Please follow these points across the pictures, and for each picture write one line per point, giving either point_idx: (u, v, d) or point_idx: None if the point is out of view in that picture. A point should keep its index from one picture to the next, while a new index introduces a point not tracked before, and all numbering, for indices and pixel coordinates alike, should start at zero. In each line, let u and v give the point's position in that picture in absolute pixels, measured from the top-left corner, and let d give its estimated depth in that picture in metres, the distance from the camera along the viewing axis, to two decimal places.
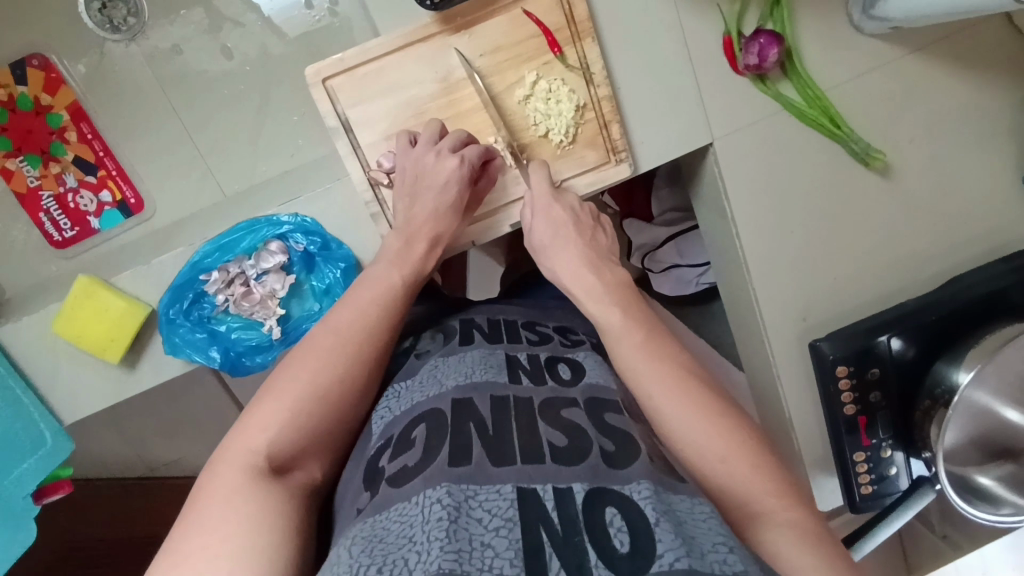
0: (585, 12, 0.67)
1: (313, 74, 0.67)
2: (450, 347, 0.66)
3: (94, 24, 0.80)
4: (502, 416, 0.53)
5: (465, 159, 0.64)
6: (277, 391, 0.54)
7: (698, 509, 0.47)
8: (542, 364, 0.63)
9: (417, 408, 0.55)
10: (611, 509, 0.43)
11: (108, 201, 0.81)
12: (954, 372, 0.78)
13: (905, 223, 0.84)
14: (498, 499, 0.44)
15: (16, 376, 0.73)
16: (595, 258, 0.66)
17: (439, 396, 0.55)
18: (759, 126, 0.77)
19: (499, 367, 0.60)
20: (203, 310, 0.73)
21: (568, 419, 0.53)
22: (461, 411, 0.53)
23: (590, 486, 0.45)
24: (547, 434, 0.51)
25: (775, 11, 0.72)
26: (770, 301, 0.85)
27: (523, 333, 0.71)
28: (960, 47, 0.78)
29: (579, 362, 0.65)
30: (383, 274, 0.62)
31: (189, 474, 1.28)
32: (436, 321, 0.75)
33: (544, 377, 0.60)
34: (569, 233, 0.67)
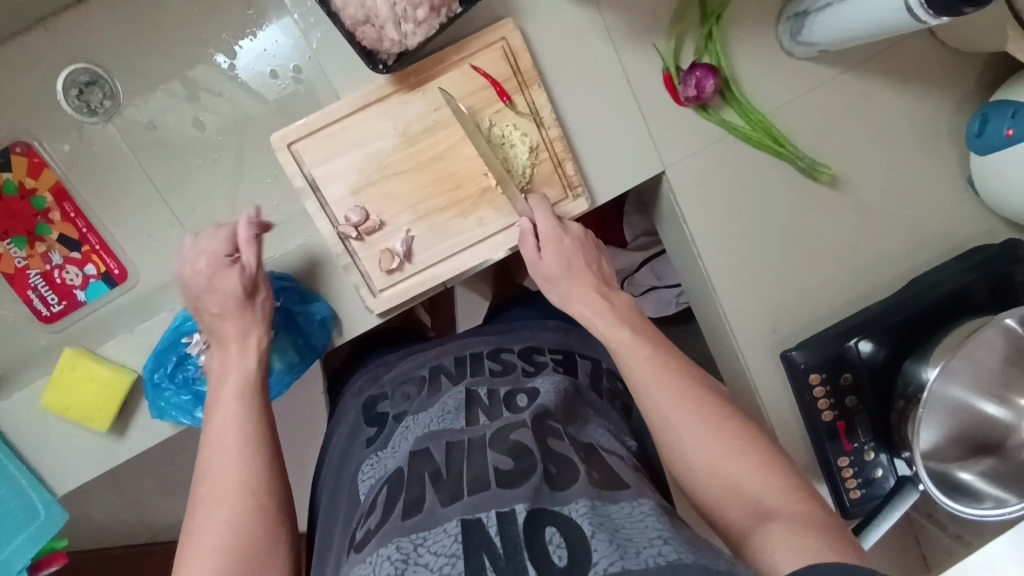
0: (529, 62, 0.72)
1: (278, 140, 0.70)
2: (419, 403, 0.75)
3: (72, 109, 0.83)
4: (454, 459, 0.60)
5: (208, 253, 0.69)
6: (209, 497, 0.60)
7: (638, 511, 0.54)
8: (501, 397, 0.71)
9: (386, 473, 0.64)
10: (553, 528, 0.50)
11: (93, 274, 0.85)
12: (925, 368, 0.80)
13: (861, 232, 0.87)
14: (444, 537, 0.50)
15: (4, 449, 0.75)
16: (604, 288, 0.72)
17: (403, 455, 0.64)
18: (708, 152, 0.81)
19: (457, 412, 0.68)
20: (187, 373, 0.74)
21: (515, 441, 0.61)
22: (418, 464, 0.61)
23: (532, 506, 0.52)
24: (495, 460, 0.59)
25: (708, 45, 0.76)
26: (740, 317, 0.87)
27: (488, 364, 0.79)
28: (891, 63, 0.82)
29: (536, 389, 0.72)
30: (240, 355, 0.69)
31: None
32: (405, 372, 0.83)
33: (501, 408, 0.68)
34: (580, 265, 0.73)
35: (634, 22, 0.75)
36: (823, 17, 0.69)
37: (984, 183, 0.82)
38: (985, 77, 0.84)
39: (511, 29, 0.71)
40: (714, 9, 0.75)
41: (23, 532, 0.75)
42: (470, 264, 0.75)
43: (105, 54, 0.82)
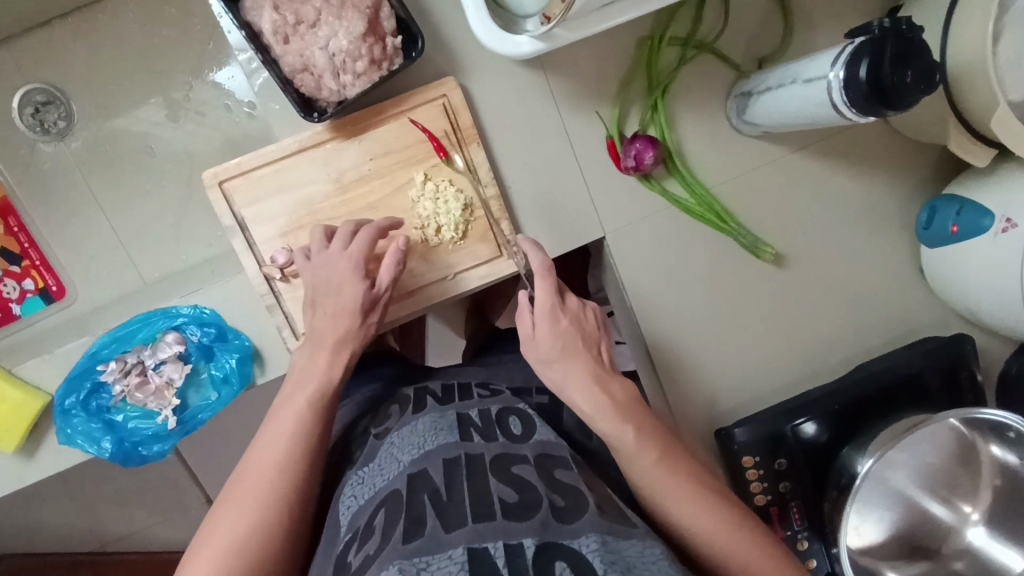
0: (468, 121, 0.72)
1: (210, 176, 0.71)
2: (404, 421, 0.70)
3: (26, 126, 0.84)
4: (453, 482, 0.57)
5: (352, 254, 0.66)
6: (235, 499, 0.57)
7: (648, 552, 0.52)
8: (493, 419, 0.70)
9: (377, 495, 0.59)
10: (562, 563, 0.47)
11: (31, 289, 0.85)
12: (859, 460, 0.77)
13: (808, 312, 0.85)
14: (449, 563, 0.46)
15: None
16: (602, 371, 0.67)
17: (397, 475, 0.59)
18: (650, 221, 0.80)
19: (450, 429, 0.65)
20: (101, 400, 0.74)
21: (517, 475, 0.58)
22: (416, 486, 0.56)
23: (540, 540, 0.49)
24: (498, 490, 0.56)
25: (654, 116, 0.75)
26: (677, 389, 0.85)
27: (475, 391, 0.78)
28: (843, 145, 0.81)
29: (529, 416, 0.71)
30: (308, 364, 0.65)
31: (140, 550, 1.28)
32: (392, 397, 0.79)
33: (495, 432, 0.67)
34: (579, 346, 0.67)
35: (579, 88, 0.75)
36: (763, 101, 0.69)
37: (932, 274, 0.80)
38: (938, 166, 0.83)
39: (452, 87, 0.71)
40: (661, 81, 0.74)
41: None
42: (470, 285, 0.75)
43: (62, 75, 0.83)
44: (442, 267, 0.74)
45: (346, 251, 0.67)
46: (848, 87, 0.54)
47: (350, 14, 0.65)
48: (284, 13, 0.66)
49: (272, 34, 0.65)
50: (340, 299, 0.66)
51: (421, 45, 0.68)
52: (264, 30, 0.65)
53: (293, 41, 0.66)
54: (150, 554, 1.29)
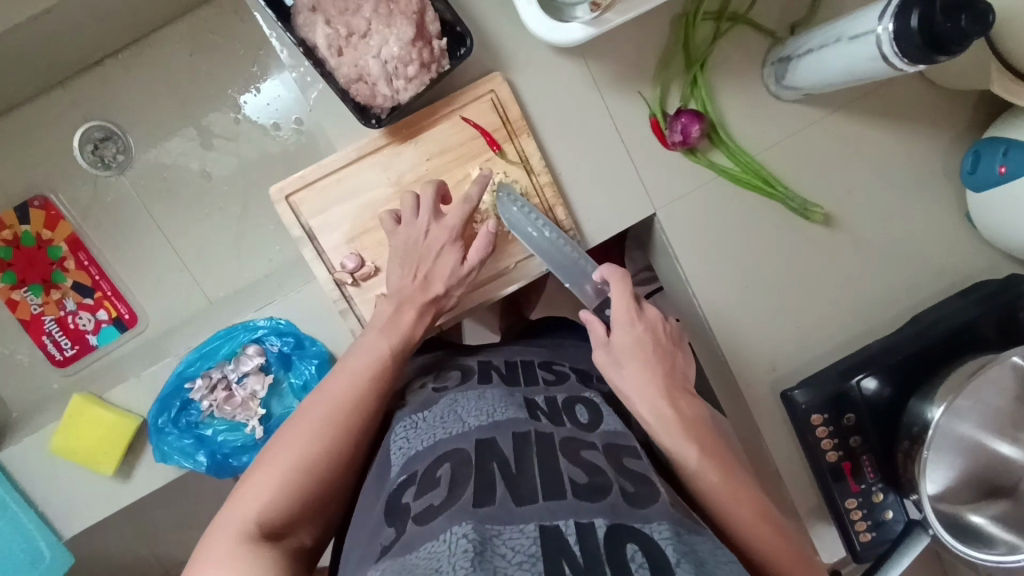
0: (517, 113, 0.74)
1: (276, 192, 0.73)
2: (467, 386, 0.69)
3: (87, 163, 0.88)
4: (523, 455, 0.55)
5: (453, 223, 0.69)
6: (292, 438, 0.57)
7: (719, 552, 0.49)
8: (560, 405, 0.67)
9: (440, 446, 0.57)
10: (633, 546, 0.45)
11: (105, 318, 0.89)
12: (928, 408, 0.78)
13: (859, 269, 0.87)
14: (521, 537, 0.45)
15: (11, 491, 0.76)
16: (672, 389, 0.65)
17: (462, 434, 0.58)
18: (698, 195, 0.82)
19: (518, 406, 0.63)
20: (190, 417, 0.77)
21: (587, 459, 0.56)
22: (485, 452, 0.55)
23: (612, 522, 0.47)
24: (568, 470, 0.53)
25: (695, 90, 0.78)
26: (737, 355, 0.87)
27: (539, 373, 0.75)
28: (880, 101, 0.83)
29: (596, 406, 0.68)
30: (372, 343, 0.64)
31: None
32: (452, 359, 0.77)
33: (562, 418, 0.64)
34: (650, 354, 0.67)
35: (619, 72, 0.77)
36: (806, 62, 0.71)
37: (981, 218, 0.81)
38: (975, 113, 0.84)
39: (500, 82, 0.74)
40: (699, 56, 0.76)
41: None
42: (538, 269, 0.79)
43: (118, 111, 0.87)
44: (509, 257, 0.77)
45: (442, 223, 0.69)
46: (899, 39, 0.57)
47: (399, 21, 0.67)
48: (336, 26, 0.68)
49: (327, 47, 0.68)
50: (437, 266, 0.69)
51: (468, 44, 0.70)
52: (319, 45, 0.68)
53: (347, 53, 0.69)
54: None
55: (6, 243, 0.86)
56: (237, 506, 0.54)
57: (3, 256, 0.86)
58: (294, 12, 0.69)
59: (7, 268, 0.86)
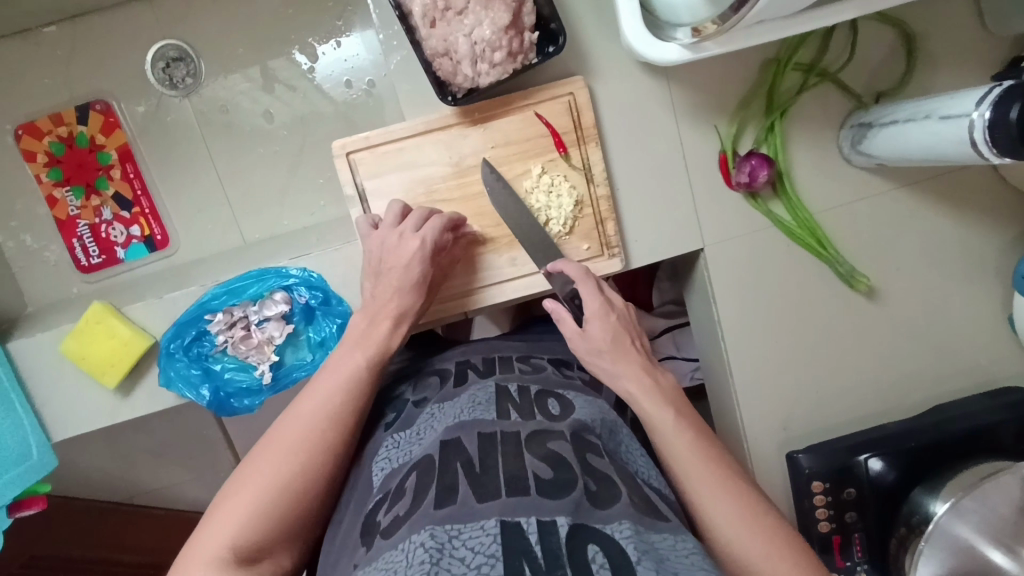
0: (591, 120, 0.74)
1: (338, 147, 0.73)
2: (444, 393, 0.68)
3: (156, 79, 0.88)
4: (488, 453, 0.54)
5: (426, 238, 0.68)
6: (272, 447, 0.58)
7: (681, 545, 0.49)
8: (532, 398, 0.66)
9: (412, 459, 0.57)
10: (594, 546, 0.44)
11: (137, 235, 0.89)
12: (933, 502, 0.76)
13: (889, 349, 0.86)
14: (482, 536, 0.44)
15: (11, 376, 0.75)
16: (651, 365, 0.67)
17: (430, 441, 0.57)
18: (749, 239, 0.81)
19: (487, 404, 0.62)
20: (202, 348, 0.76)
21: (552, 450, 0.55)
22: (450, 452, 0.54)
23: (573, 521, 0.46)
24: (532, 465, 0.52)
25: (769, 136, 0.77)
26: (750, 407, 0.86)
27: (516, 366, 0.75)
28: (948, 188, 0.82)
29: (569, 399, 0.67)
30: (345, 357, 0.64)
31: (167, 504, 1.30)
32: (432, 364, 0.77)
33: (534, 410, 0.63)
34: (625, 338, 0.68)
35: (699, 103, 0.76)
36: (888, 131, 0.70)
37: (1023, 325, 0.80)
38: None
39: (580, 86, 0.73)
40: (781, 104, 0.76)
41: (13, 470, 0.74)
42: None
43: (197, 36, 0.87)
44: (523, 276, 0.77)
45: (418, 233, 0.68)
46: (994, 128, 0.56)
47: (498, 5, 0.67)
48: None
49: (421, 17, 0.68)
50: (409, 276, 0.68)
51: (559, 43, 0.70)
52: (414, 12, 0.68)
53: (439, 26, 0.68)
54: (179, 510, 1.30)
55: (60, 140, 0.86)
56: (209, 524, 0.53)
57: (55, 152, 0.87)
58: None
59: (55, 165, 0.87)
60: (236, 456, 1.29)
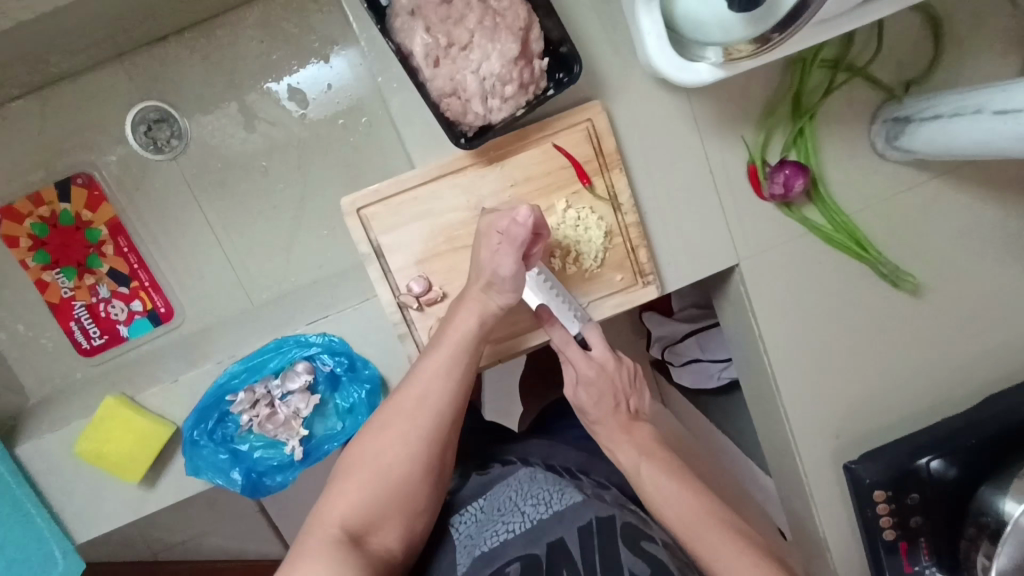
0: (613, 145, 0.69)
1: (348, 203, 0.68)
2: (517, 468, 0.66)
3: (138, 143, 0.82)
4: (590, 553, 0.52)
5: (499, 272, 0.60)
6: (386, 416, 0.61)
7: None
8: (611, 498, 0.63)
9: (506, 544, 0.55)
10: None
11: (139, 310, 0.84)
12: (1002, 500, 0.73)
13: (937, 342, 0.83)
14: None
15: (25, 486, 0.70)
16: (630, 425, 0.69)
17: (523, 532, 0.55)
18: (786, 249, 0.77)
19: (573, 488, 0.60)
20: (226, 430, 0.72)
21: (648, 550, 0.52)
22: (556, 554, 0.52)
23: None
24: (633, 565, 0.51)
25: (799, 140, 0.73)
26: (801, 419, 0.83)
27: (582, 478, 0.70)
28: (985, 171, 0.78)
29: (647, 511, 0.63)
30: (459, 327, 0.62)
31: (191, 558, 1.26)
32: (490, 454, 0.74)
33: (618, 505, 0.60)
34: (609, 403, 0.69)
35: (722, 113, 0.72)
36: (934, 126, 0.66)
37: None
38: None
39: (598, 111, 0.69)
40: (809, 106, 0.72)
41: None
42: (602, 314, 0.73)
43: (177, 92, 0.81)
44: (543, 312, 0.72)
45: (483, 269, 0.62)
46: None
47: (504, 36, 0.62)
48: (436, 35, 0.63)
49: (424, 57, 0.63)
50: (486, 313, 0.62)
51: (573, 69, 0.65)
52: (416, 53, 0.63)
53: (444, 64, 0.63)
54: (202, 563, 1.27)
55: (43, 220, 0.81)
56: (327, 502, 0.58)
57: (38, 234, 0.81)
58: (391, 13, 0.64)
59: (40, 247, 0.81)
60: (261, 511, 1.25)
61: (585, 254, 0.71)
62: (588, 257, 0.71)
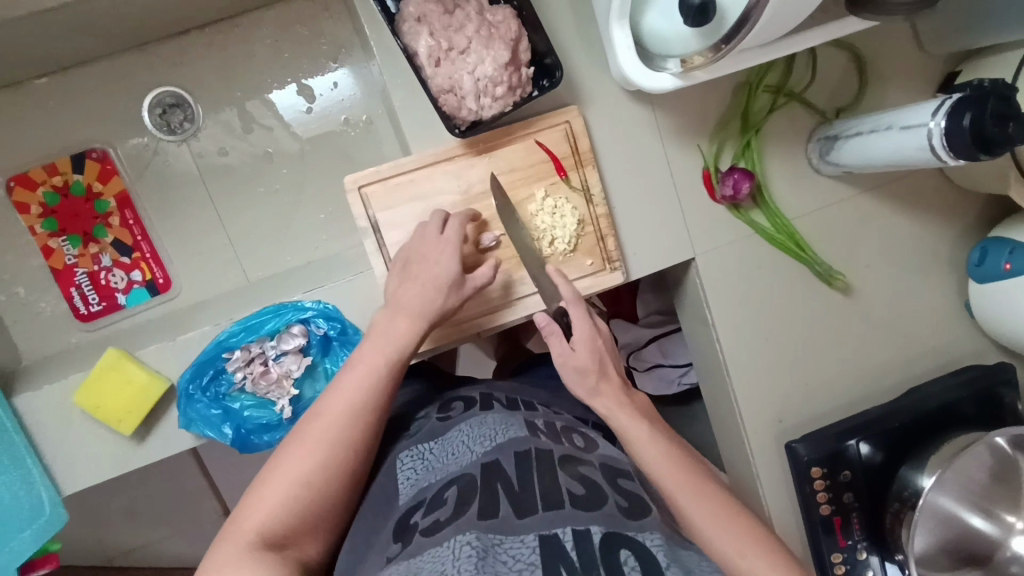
0: (587, 145, 0.80)
1: (350, 181, 0.76)
2: (471, 414, 0.71)
3: (153, 125, 0.89)
4: (523, 470, 0.57)
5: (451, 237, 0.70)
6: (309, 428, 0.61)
7: (705, 563, 0.52)
8: (557, 430, 0.69)
9: (448, 472, 0.59)
10: (627, 551, 0.47)
11: (138, 280, 0.89)
12: (920, 476, 0.82)
13: (865, 338, 0.93)
14: (522, 547, 0.46)
15: (22, 433, 0.73)
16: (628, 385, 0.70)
17: (468, 461, 0.60)
18: (736, 247, 0.88)
19: (520, 428, 0.66)
20: (220, 387, 0.77)
21: (582, 474, 0.58)
22: (490, 472, 0.57)
23: (606, 530, 0.49)
24: (566, 483, 0.56)
25: (747, 152, 0.85)
26: (748, 403, 0.91)
27: (539, 407, 0.78)
28: (904, 189, 0.91)
29: (592, 438, 0.70)
30: (390, 333, 0.66)
31: (148, 563, 1.26)
32: (459, 394, 0.80)
33: (561, 440, 0.66)
34: (608, 363, 0.69)
35: (682, 125, 0.83)
36: (855, 142, 0.78)
37: (977, 306, 0.89)
38: (983, 213, 0.93)
39: (576, 114, 0.79)
40: (755, 123, 0.84)
41: (26, 529, 0.74)
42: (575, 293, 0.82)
43: (193, 82, 0.89)
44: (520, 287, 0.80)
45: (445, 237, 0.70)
46: (950, 135, 0.64)
47: (498, 44, 0.72)
48: (438, 39, 0.73)
49: (427, 57, 0.72)
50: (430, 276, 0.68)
51: (554, 76, 0.76)
52: (420, 53, 0.72)
53: (444, 65, 0.73)
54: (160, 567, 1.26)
55: (55, 190, 0.86)
56: (246, 509, 0.56)
57: (49, 203, 0.86)
58: (400, 19, 0.73)
59: (49, 216, 0.86)
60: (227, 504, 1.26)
61: (561, 239, 0.80)
62: (563, 240, 0.80)
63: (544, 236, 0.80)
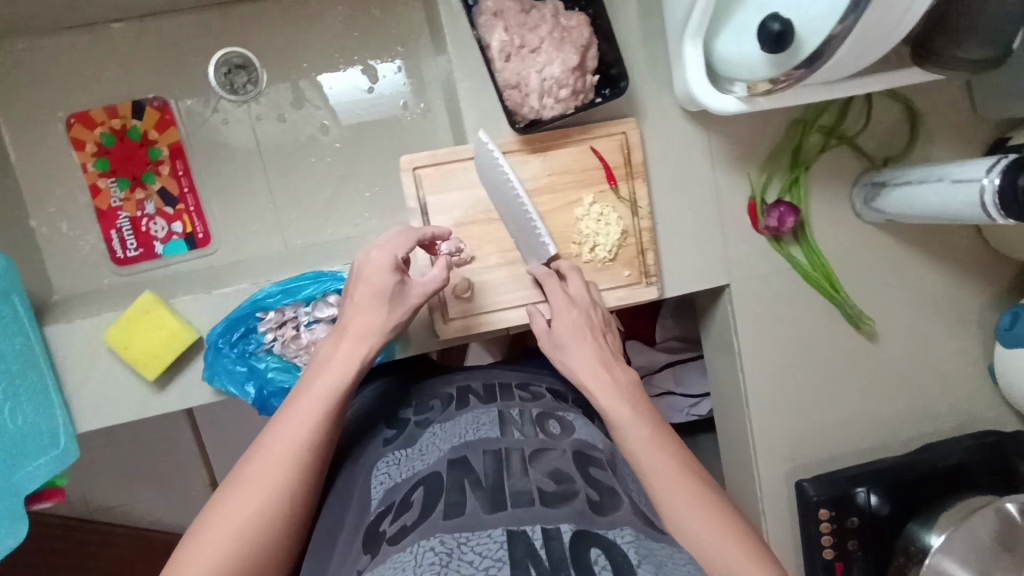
0: (640, 158, 0.81)
1: (406, 161, 0.77)
2: (447, 415, 0.68)
3: (217, 83, 0.90)
4: (492, 467, 0.54)
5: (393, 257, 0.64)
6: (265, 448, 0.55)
7: (681, 556, 0.49)
8: (534, 419, 0.66)
9: (417, 475, 0.56)
10: (597, 549, 0.44)
11: (178, 231, 0.90)
12: (929, 534, 0.81)
13: (886, 388, 0.93)
14: (489, 542, 0.44)
15: (47, 361, 0.73)
16: (607, 358, 0.68)
17: (436, 460, 0.56)
18: (770, 279, 0.88)
19: (491, 425, 0.62)
20: (248, 345, 0.77)
21: (553, 464, 0.54)
22: (456, 471, 0.53)
23: (577, 527, 0.46)
24: (537, 480, 0.52)
25: (794, 187, 0.86)
26: (762, 436, 0.91)
27: (517, 393, 0.75)
28: (941, 245, 0.92)
29: (570, 422, 0.67)
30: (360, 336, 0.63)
31: (129, 525, 1.24)
32: (437, 389, 0.77)
33: (536, 430, 0.62)
34: (587, 333, 0.70)
35: (733, 152, 0.85)
36: (899, 193, 0.80)
37: (1001, 370, 0.89)
38: (1017, 281, 0.94)
39: (633, 127, 0.80)
40: (805, 160, 0.85)
41: (42, 457, 0.72)
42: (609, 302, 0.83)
43: (263, 47, 0.91)
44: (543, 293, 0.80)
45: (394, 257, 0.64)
46: (1002, 193, 0.65)
47: (569, 48, 0.74)
48: (512, 36, 0.74)
49: (498, 51, 0.74)
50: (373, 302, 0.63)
51: (618, 86, 0.77)
52: (492, 46, 0.74)
53: (513, 61, 0.75)
54: (140, 531, 1.24)
55: (112, 132, 0.88)
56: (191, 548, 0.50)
57: (105, 143, 0.88)
58: (477, 11, 0.75)
59: (103, 156, 0.88)
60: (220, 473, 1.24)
61: (602, 246, 0.81)
62: (604, 248, 0.81)
63: (586, 241, 0.80)
